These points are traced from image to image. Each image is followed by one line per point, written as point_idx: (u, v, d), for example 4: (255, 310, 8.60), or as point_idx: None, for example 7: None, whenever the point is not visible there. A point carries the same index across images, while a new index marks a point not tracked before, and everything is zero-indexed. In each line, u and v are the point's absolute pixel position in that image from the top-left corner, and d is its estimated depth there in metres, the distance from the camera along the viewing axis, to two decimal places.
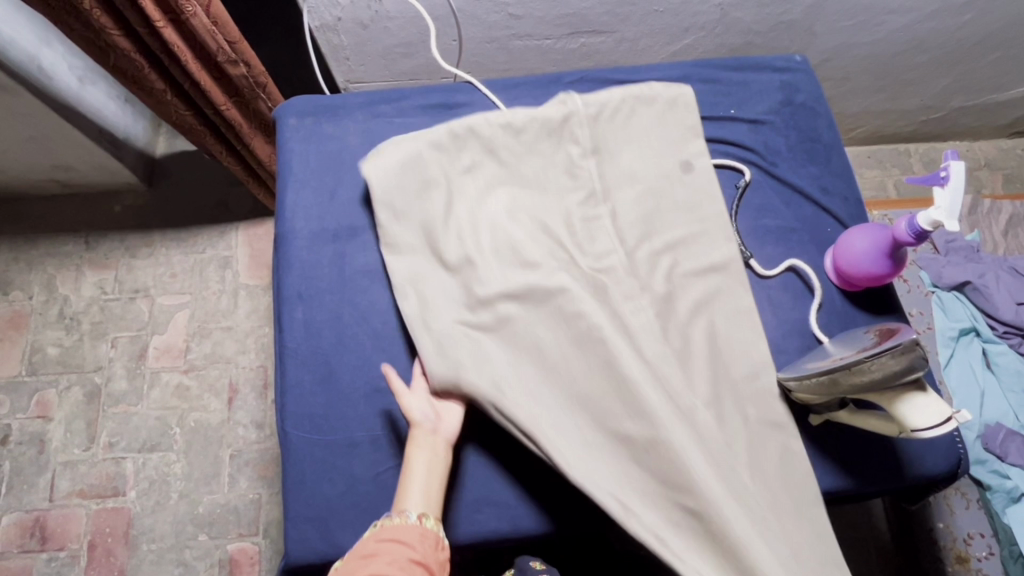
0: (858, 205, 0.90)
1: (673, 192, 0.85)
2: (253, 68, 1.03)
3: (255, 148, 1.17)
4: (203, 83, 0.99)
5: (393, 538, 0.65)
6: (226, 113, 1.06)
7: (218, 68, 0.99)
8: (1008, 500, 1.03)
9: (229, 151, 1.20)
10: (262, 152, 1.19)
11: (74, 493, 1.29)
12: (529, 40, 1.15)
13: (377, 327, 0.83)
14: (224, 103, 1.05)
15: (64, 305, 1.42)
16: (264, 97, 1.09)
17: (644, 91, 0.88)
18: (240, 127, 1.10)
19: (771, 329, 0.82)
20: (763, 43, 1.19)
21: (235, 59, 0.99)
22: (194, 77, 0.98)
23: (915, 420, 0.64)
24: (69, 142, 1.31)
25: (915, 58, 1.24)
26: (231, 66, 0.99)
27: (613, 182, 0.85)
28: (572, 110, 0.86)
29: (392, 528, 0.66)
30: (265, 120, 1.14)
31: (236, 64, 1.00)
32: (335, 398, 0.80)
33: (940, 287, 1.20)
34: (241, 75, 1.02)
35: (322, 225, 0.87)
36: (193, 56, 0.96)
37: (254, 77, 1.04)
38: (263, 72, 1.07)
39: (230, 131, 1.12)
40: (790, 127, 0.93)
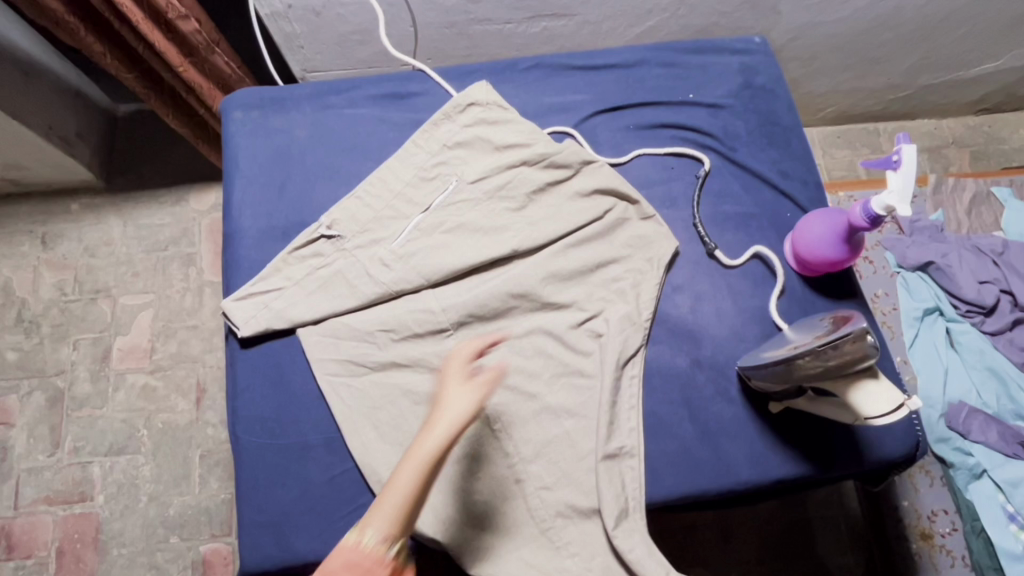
0: (818, 189, 0.89)
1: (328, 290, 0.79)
2: (204, 24, 0.98)
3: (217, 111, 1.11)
4: (157, 44, 0.95)
5: (357, 562, 0.56)
6: (184, 75, 1.01)
7: (169, 27, 0.94)
8: (970, 476, 1.04)
9: (176, 114, 1.14)
10: None
11: (40, 500, 1.26)
12: (489, 24, 1.12)
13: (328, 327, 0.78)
14: (181, 65, 1.00)
15: (22, 308, 1.37)
16: (221, 54, 1.04)
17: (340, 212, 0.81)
18: (201, 88, 1.05)
19: (731, 317, 0.81)
20: (727, 23, 1.17)
21: (185, 15, 0.93)
22: (148, 38, 0.93)
23: (868, 406, 0.64)
24: (18, 140, 1.26)
25: (881, 36, 1.24)
26: (182, 22, 0.94)
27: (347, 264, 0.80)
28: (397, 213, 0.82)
29: (355, 550, 0.56)
30: (227, 82, 1.08)
31: (187, 20, 0.94)
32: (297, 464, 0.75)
33: (905, 268, 1.20)
34: (193, 31, 0.96)
35: (269, 223, 0.84)
36: (142, 15, 0.91)
37: (208, 33, 0.99)
38: (214, 27, 1.02)
39: (191, 94, 1.07)
40: (749, 110, 0.92)
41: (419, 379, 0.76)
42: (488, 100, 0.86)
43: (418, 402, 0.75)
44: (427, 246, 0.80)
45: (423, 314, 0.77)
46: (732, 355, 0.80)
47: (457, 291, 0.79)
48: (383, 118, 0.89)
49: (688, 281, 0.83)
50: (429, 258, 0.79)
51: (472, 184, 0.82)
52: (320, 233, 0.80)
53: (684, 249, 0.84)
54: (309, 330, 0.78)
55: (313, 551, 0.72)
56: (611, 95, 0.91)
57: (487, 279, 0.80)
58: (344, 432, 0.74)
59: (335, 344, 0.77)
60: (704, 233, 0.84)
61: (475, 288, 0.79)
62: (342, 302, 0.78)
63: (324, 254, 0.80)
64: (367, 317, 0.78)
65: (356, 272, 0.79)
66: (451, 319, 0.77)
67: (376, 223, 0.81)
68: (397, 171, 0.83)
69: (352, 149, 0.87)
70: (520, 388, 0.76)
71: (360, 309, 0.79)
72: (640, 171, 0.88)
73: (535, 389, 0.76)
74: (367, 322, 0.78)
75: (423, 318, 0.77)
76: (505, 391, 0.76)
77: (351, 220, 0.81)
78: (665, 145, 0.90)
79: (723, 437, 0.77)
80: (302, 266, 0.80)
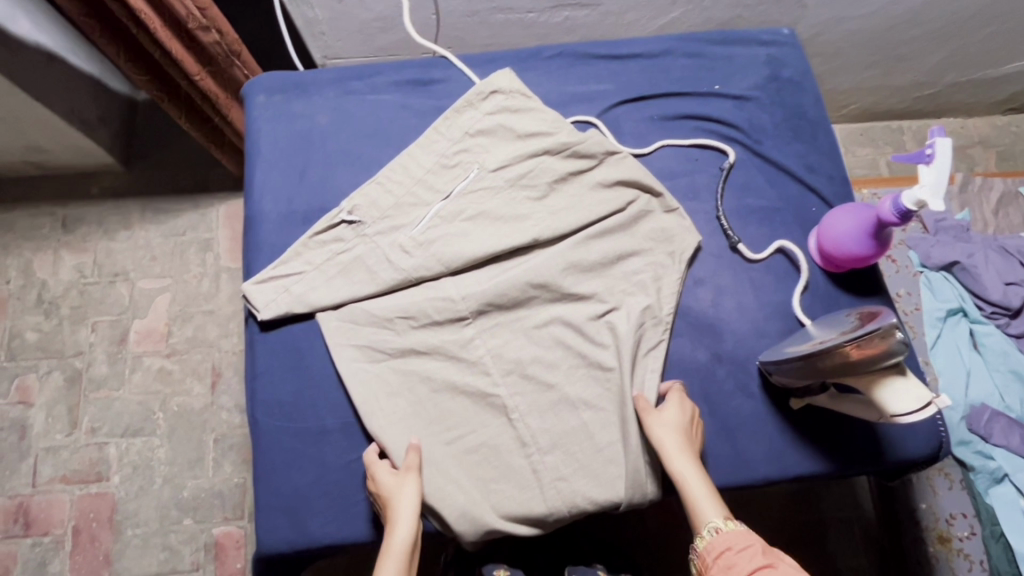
0: (844, 184, 0.88)
1: (348, 274, 0.79)
2: (226, 35, 0.99)
3: (231, 119, 1.12)
4: (175, 53, 0.94)
5: None
6: (201, 84, 1.01)
7: (190, 37, 0.95)
8: (991, 481, 1.03)
9: (193, 121, 1.14)
10: (241, 124, 1.15)
11: (57, 479, 1.28)
12: (511, 13, 1.11)
13: (347, 313, 0.78)
14: (198, 73, 1.00)
15: (42, 290, 1.39)
16: (239, 65, 1.05)
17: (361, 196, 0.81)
18: (216, 98, 1.06)
19: (752, 312, 0.80)
20: (752, 16, 1.16)
21: (206, 26, 0.94)
22: (165, 47, 0.93)
23: (894, 404, 0.63)
24: (41, 122, 1.27)
25: (909, 33, 1.21)
26: (203, 33, 0.94)
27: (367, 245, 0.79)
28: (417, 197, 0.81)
29: None
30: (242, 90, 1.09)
31: (209, 31, 0.95)
32: (312, 450, 0.75)
33: (929, 267, 1.18)
34: (213, 42, 0.97)
35: (289, 208, 0.84)
36: (162, 24, 0.90)
37: (228, 45, 1.00)
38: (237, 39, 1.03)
39: (205, 102, 1.07)
40: (776, 103, 0.90)
41: (438, 366, 0.76)
42: (511, 87, 0.85)
43: (435, 388, 0.76)
44: (447, 233, 0.79)
45: (441, 301, 0.77)
46: (753, 350, 0.79)
47: (475, 278, 0.79)
48: (405, 104, 0.89)
49: (710, 274, 0.82)
50: (450, 246, 0.79)
51: (493, 172, 0.82)
52: (340, 218, 0.80)
53: (706, 242, 0.83)
54: (327, 315, 0.78)
55: (328, 535, 0.73)
56: (635, 86, 0.90)
57: (508, 268, 0.79)
58: (362, 417, 0.74)
59: (354, 329, 0.77)
60: (727, 226, 0.83)
61: (494, 277, 0.78)
62: (361, 287, 0.78)
63: (344, 239, 0.80)
64: (385, 302, 0.78)
65: (375, 257, 0.79)
66: (470, 307, 0.77)
67: (396, 209, 0.81)
68: (418, 158, 0.83)
69: (373, 135, 0.87)
70: (539, 377, 0.76)
71: (378, 293, 0.79)
72: (663, 163, 0.87)
73: (553, 377, 0.76)
74: (386, 308, 0.77)
75: (442, 305, 0.77)
76: (523, 379, 0.76)
77: (372, 206, 0.81)
78: (689, 137, 0.88)
79: (742, 432, 0.76)
80: (323, 251, 0.80)
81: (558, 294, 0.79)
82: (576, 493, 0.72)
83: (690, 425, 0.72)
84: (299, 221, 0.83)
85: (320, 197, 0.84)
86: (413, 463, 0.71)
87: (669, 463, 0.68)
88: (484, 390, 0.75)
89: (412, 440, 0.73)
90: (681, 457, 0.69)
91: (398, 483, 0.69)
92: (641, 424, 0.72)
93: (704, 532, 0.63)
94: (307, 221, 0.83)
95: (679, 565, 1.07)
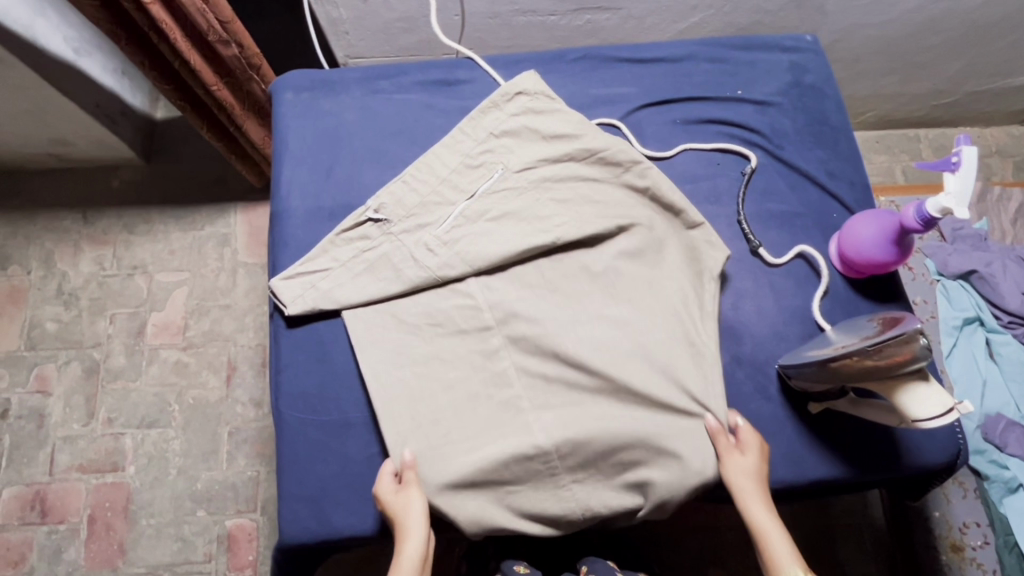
0: (865, 191, 0.88)
1: (371, 275, 0.80)
2: (246, 49, 1.00)
3: (247, 131, 1.12)
4: (193, 63, 0.95)
5: None
6: (217, 94, 1.02)
7: (210, 48, 0.96)
8: (1005, 490, 1.03)
9: (212, 130, 1.14)
10: (257, 136, 1.15)
11: (74, 467, 1.30)
12: (533, 15, 1.12)
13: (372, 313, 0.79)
14: (215, 83, 1.01)
15: (62, 281, 1.41)
16: (257, 79, 1.06)
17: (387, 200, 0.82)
18: (233, 109, 1.06)
19: (772, 316, 0.81)
20: (772, 22, 1.16)
21: (226, 40, 0.95)
22: (184, 57, 0.94)
23: (916, 410, 0.63)
24: (66, 115, 1.29)
25: (928, 41, 1.22)
26: (223, 46, 0.96)
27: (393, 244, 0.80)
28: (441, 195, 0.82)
29: None
30: (258, 102, 1.10)
31: (228, 45, 0.96)
32: (335, 442, 0.76)
33: (946, 276, 1.18)
34: (233, 55, 0.98)
35: (316, 203, 0.85)
36: (182, 34, 0.91)
37: (248, 58, 1.01)
38: (257, 53, 1.04)
39: (222, 113, 1.07)
40: (798, 109, 0.91)
41: (460, 374, 0.77)
42: (535, 89, 0.86)
43: (457, 396, 0.76)
44: (471, 231, 0.80)
45: (467, 306, 0.79)
46: (772, 354, 0.80)
47: (501, 288, 0.79)
48: (430, 104, 0.90)
49: (731, 277, 0.83)
50: (474, 244, 0.80)
51: (518, 173, 0.83)
52: (367, 216, 0.81)
53: (727, 246, 0.84)
54: (353, 312, 0.79)
55: (350, 526, 0.74)
56: (658, 89, 0.91)
57: (535, 284, 0.80)
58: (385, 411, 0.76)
59: (382, 331, 0.79)
60: (748, 231, 0.84)
61: (522, 289, 0.79)
62: (385, 284, 0.80)
63: (371, 237, 0.81)
64: (412, 305, 0.80)
65: (401, 255, 0.80)
66: (496, 316, 0.78)
67: (421, 208, 0.82)
68: (443, 158, 0.84)
69: (399, 133, 0.88)
70: (562, 383, 0.76)
71: (406, 295, 0.80)
72: (685, 166, 0.88)
73: (574, 395, 0.76)
74: (412, 311, 0.79)
75: (468, 313, 0.79)
76: (543, 384, 0.76)
77: (398, 204, 0.82)
78: (711, 141, 0.89)
79: (760, 435, 0.77)
80: (349, 248, 0.81)
81: (581, 295, 0.79)
82: (596, 491, 0.73)
83: (762, 469, 0.72)
84: (324, 217, 0.84)
85: (345, 194, 0.85)
86: (414, 478, 0.71)
87: (748, 513, 0.70)
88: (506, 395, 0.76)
89: (403, 456, 0.73)
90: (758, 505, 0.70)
91: (401, 499, 0.70)
92: (719, 461, 0.72)
93: None
94: (333, 217, 0.85)
95: (691, 567, 1.08)
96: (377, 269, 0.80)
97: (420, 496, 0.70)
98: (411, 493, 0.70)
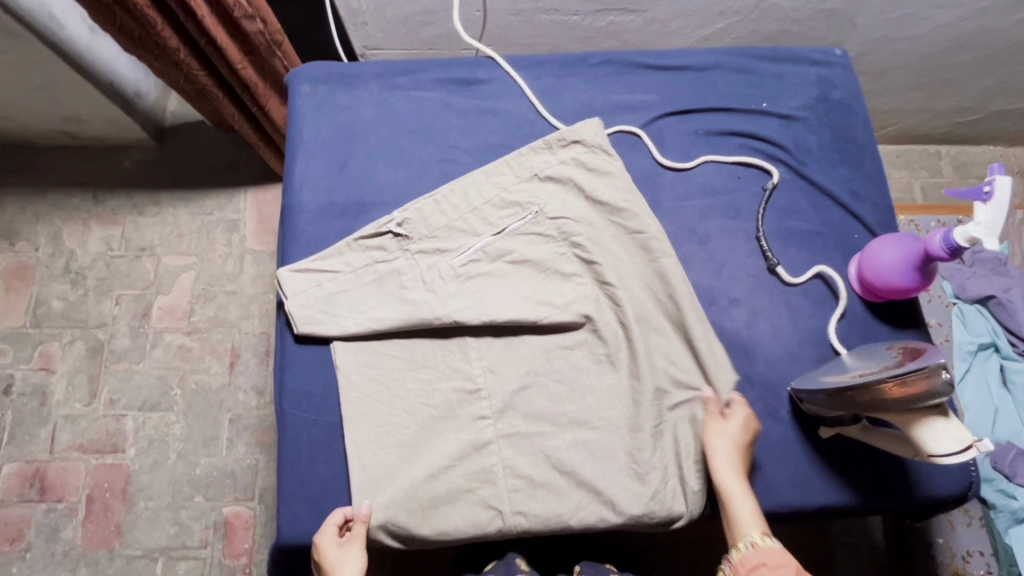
0: (889, 212, 0.86)
1: (378, 299, 0.78)
2: (269, 24, 0.99)
3: (269, 109, 1.11)
4: (219, 41, 0.94)
5: None
6: (242, 73, 1.01)
7: (235, 25, 0.95)
8: (1011, 520, 1.01)
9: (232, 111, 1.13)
10: (277, 115, 1.13)
11: (74, 447, 1.30)
12: (555, 14, 1.10)
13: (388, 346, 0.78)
14: (240, 62, 1.00)
15: (69, 259, 1.40)
16: (280, 55, 1.04)
17: (406, 242, 0.80)
18: (256, 88, 1.05)
19: (787, 337, 0.79)
20: (799, 32, 1.14)
21: (252, 15, 0.94)
22: (212, 35, 0.93)
23: (933, 445, 0.62)
24: (80, 94, 1.28)
25: (959, 57, 1.19)
26: (248, 22, 0.94)
27: (411, 266, 0.79)
28: (453, 196, 0.81)
29: None
30: (279, 80, 1.09)
31: (253, 20, 0.95)
32: (338, 445, 0.76)
33: (963, 299, 1.16)
34: (257, 31, 0.97)
35: (329, 199, 0.84)
36: (209, 11, 0.90)
37: (270, 34, 1.00)
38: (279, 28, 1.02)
39: (245, 92, 1.06)
40: (823, 125, 0.89)
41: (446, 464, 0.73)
42: (595, 141, 0.83)
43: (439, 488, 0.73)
44: (487, 271, 0.79)
45: (464, 390, 0.76)
46: (785, 376, 0.78)
47: (503, 375, 0.76)
48: (448, 103, 0.88)
49: (746, 295, 0.81)
50: (486, 286, 0.78)
51: (543, 196, 0.82)
52: (388, 228, 0.80)
53: (744, 262, 0.82)
54: (346, 346, 0.78)
55: None
56: (682, 98, 0.89)
57: (539, 369, 0.77)
58: (392, 420, 0.75)
59: (370, 408, 0.76)
60: (767, 248, 0.82)
61: (525, 378, 0.77)
62: (388, 315, 0.77)
63: (388, 249, 0.80)
64: (409, 375, 0.77)
65: (412, 274, 0.79)
66: (493, 406, 0.75)
67: (445, 232, 0.80)
68: (479, 186, 0.81)
69: (415, 131, 0.87)
70: (549, 489, 0.73)
71: (404, 368, 0.77)
72: (706, 178, 0.86)
73: (558, 505, 0.72)
74: (408, 382, 0.77)
75: (465, 397, 0.76)
76: (528, 486, 0.73)
77: (422, 222, 0.80)
78: (733, 153, 0.87)
79: (768, 457, 0.75)
80: (363, 256, 0.80)
81: (593, 307, 0.78)
82: (600, 507, 0.72)
83: (747, 441, 0.71)
84: (337, 218, 0.83)
85: (360, 194, 0.84)
86: (358, 533, 0.70)
87: (719, 473, 0.69)
88: (486, 492, 0.73)
89: (361, 507, 0.71)
90: (734, 468, 0.70)
91: (342, 557, 0.69)
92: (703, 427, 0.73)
93: (742, 544, 0.66)
94: (344, 216, 0.83)
95: None
96: (390, 279, 0.79)
97: (354, 559, 0.69)
98: (350, 550, 0.69)
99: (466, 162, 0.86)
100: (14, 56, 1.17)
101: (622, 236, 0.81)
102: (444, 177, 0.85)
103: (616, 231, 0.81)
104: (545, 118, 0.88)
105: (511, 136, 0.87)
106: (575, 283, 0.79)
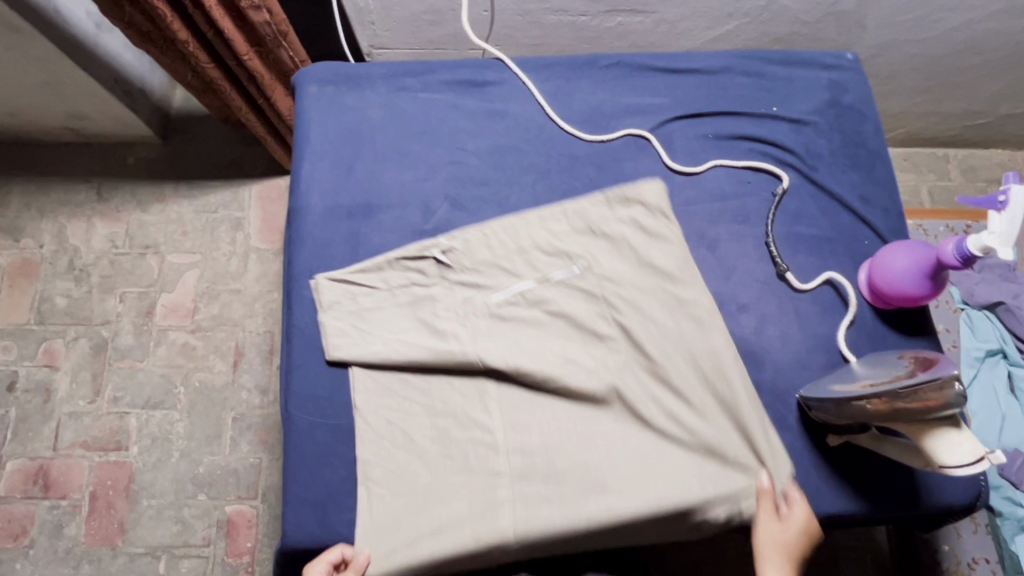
0: (899, 218, 0.85)
1: (414, 332, 0.77)
2: (275, 15, 0.98)
3: (275, 101, 1.10)
4: (225, 30, 0.94)
5: None
6: (248, 64, 1.01)
7: (241, 15, 0.94)
8: (1018, 528, 1.00)
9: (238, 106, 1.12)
10: (284, 107, 1.13)
11: (77, 444, 1.30)
12: (563, 15, 1.09)
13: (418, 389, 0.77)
14: (247, 53, 0.99)
15: (74, 256, 1.40)
16: (287, 47, 1.03)
17: (451, 275, 0.80)
18: (262, 79, 1.04)
19: (796, 343, 0.79)
20: (808, 34, 1.13)
21: (258, 5, 0.93)
22: (218, 24, 0.93)
23: (944, 456, 0.61)
24: (85, 91, 1.28)
25: (970, 60, 1.18)
26: (254, 11, 0.94)
27: (447, 299, 0.79)
28: (500, 235, 0.80)
29: None
30: (287, 71, 1.08)
31: (259, 10, 0.94)
32: (344, 448, 0.75)
33: (971, 305, 1.16)
34: (263, 22, 0.96)
35: (336, 201, 0.83)
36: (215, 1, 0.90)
37: (277, 25, 0.99)
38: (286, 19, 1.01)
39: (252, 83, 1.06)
40: (834, 129, 0.88)
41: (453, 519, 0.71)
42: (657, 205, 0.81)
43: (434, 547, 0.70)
44: (523, 317, 0.78)
45: (483, 442, 0.74)
46: (794, 383, 0.77)
47: (528, 424, 0.75)
48: (457, 105, 0.88)
49: (755, 301, 0.80)
50: (521, 331, 0.77)
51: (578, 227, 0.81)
52: (430, 252, 0.80)
53: (753, 267, 0.82)
54: (369, 368, 0.77)
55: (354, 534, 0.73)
56: (691, 101, 0.88)
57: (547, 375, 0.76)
58: (413, 467, 0.74)
59: (388, 452, 0.74)
60: (776, 254, 0.81)
61: (545, 411, 0.76)
62: (417, 351, 0.76)
63: (426, 276, 0.80)
64: (438, 420, 0.76)
65: (448, 307, 0.78)
66: (513, 457, 0.73)
67: (488, 267, 0.80)
68: (531, 228, 0.81)
69: (424, 134, 0.86)
70: None
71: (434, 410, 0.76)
72: (715, 183, 0.85)
73: None
74: (436, 428, 0.75)
75: (485, 448, 0.74)
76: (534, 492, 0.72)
77: (466, 254, 0.80)
78: (743, 158, 0.86)
79: None
80: (402, 276, 0.80)
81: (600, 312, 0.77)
82: None
83: (804, 547, 0.68)
84: (352, 238, 0.82)
85: (378, 211, 0.83)
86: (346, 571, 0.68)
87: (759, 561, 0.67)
88: (494, 543, 0.70)
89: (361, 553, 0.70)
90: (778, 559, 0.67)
91: None
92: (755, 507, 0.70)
93: None
94: (357, 228, 0.83)
95: None
96: (428, 313, 0.78)
97: None
98: None
99: (474, 165, 0.85)
100: (20, 54, 1.17)
101: (631, 240, 0.80)
102: (452, 180, 0.84)
103: (622, 234, 0.81)
104: (553, 121, 0.87)
105: (519, 138, 0.86)
106: (583, 288, 0.79)
